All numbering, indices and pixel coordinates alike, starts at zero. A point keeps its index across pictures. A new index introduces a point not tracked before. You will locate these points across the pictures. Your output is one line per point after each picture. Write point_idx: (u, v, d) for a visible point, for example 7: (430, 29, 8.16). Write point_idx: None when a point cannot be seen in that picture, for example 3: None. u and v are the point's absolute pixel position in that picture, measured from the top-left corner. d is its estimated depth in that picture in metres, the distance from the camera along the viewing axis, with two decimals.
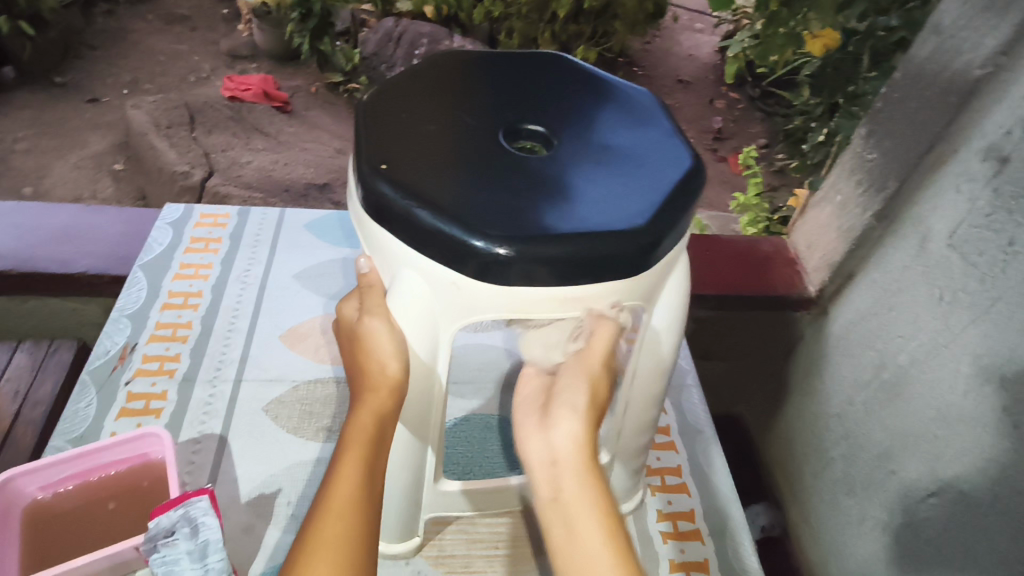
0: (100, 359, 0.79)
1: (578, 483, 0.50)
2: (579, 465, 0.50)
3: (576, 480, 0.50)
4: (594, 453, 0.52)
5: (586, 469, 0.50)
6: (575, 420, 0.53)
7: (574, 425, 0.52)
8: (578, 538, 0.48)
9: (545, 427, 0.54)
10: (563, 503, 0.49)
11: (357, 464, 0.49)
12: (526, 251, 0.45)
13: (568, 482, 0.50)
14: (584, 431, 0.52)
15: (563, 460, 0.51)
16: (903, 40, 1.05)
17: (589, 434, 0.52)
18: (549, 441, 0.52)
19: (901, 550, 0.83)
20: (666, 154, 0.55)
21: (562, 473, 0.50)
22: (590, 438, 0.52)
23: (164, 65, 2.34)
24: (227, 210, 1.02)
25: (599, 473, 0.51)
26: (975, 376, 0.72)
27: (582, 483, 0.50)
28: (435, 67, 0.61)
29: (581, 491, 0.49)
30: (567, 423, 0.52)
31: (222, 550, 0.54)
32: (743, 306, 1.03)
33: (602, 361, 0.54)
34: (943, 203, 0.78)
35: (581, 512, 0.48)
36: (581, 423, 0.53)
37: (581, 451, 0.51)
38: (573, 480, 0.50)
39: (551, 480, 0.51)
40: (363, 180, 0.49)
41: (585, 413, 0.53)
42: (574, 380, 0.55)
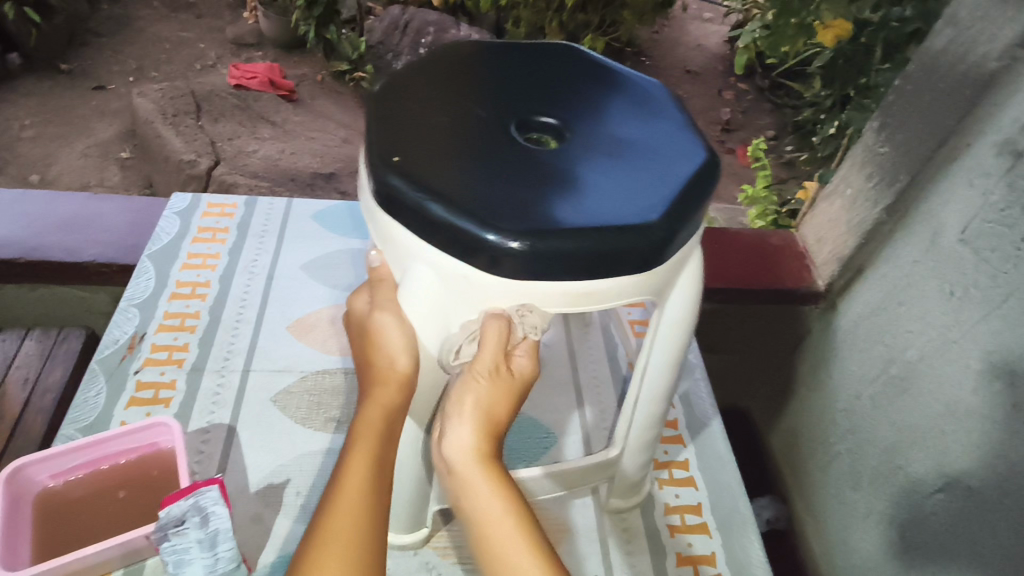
0: (110, 348, 0.79)
1: (478, 489, 0.49)
2: (476, 473, 0.50)
3: (478, 488, 0.49)
4: (487, 453, 0.51)
5: (483, 474, 0.50)
6: (468, 431, 0.52)
7: (467, 436, 0.52)
8: (489, 538, 0.47)
9: (440, 442, 0.53)
10: (469, 511, 0.49)
11: (366, 458, 0.49)
12: (539, 245, 0.44)
13: (473, 488, 0.49)
14: (477, 439, 0.52)
15: (461, 472, 0.50)
16: (918, 31, 1.03)
17: (481, 438, 0.52)
18: (445, 455, 0.52)
19: (907, 544, 0.82)
20: (679, 147, 0.55)
21: (463, 483, 0.50)
22: (485, 444, 0.52)
23: (170, 52, 2.33)
24: (234, 200, 1.02)
25: (498, 475, 0.50)
26: (985, 372, 0.72)
27: (486, 488, 0.49)
28: (446, 59, 0.60)
29: (483, 498, 0.49)
30: (459, 435, 0.52)
31: (232, 539, 0.56)
32: (751, 299, 1.03)
33: (490, 368, 0.51)
34: (954, 197, 0.77)
35: (490, 512, 0.48)
36: (475, 433, 0.52)
37: (474, 459, 0.51)
38: (473, 487, 0.50)
39: (456, 490, 0.50)
40: (374, 173, 0.48)
41: (477, 424, 0.52)
42: (461, 395, 0.53)
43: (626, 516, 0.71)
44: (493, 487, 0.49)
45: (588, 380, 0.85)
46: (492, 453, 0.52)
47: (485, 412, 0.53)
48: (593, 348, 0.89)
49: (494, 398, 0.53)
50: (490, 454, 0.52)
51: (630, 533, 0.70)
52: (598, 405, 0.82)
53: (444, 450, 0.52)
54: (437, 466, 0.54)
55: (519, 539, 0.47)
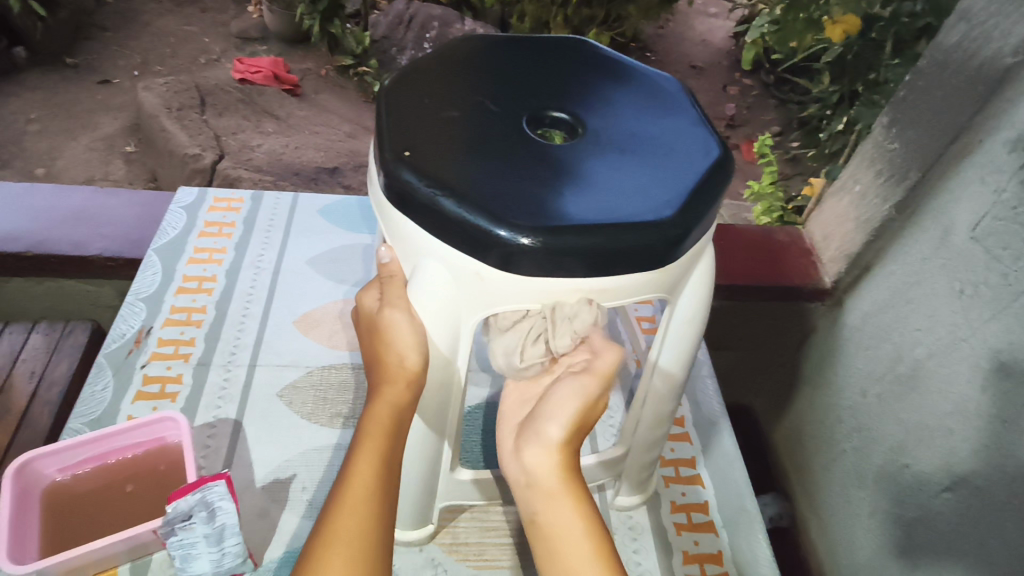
0: (116, 342, 0.79)
1: (559, 507, 0.51)
2: (558, 490, 0.52)
3: (559, 506, 0.51)
4: (569, 469, 0.53)
5: (564, 491, 0.52)
6: (553, 444, 0.53)
7: (550, 449, 0.53)
8: (564, 557, 0.49)
9: (521, 451, 0.54)
10: (546, 526, 0.51)
11: (375, 456, 0.49)
12: (552, 242, 0.44)
13: (554, 502, 0.51)
14: (559, 455, 0.53)
15: (542, 486, 0.52)
16: (929, 26, 1.03)
17: (562, 454, 0.53)
18: (526, 466, 0.53)
19: (913, 543, 0.82)
20: (692, 143, 0.54)
21: (543, 497, 0.52)
22: (567, 459, 0.53)
23: (175, 46, 2.33)
24: (240, 194, 1.01)
25: (579, 493, 0.52)
26: (995, 370, 0.71)
27: (567, 505, 0.51)
28: (457, 52, 0.60)
29: (564, 515, 0.51)
30: (544, 448, 0.53)
31: (239, 534, 0.56)
32: (757, 296, 1.02)
33: (608, 376, 0.55)
34: (965, 194, 0.77)
35: (568, 531, 0.50)
36: (559, 447, 0.53)
37: (558, 476, 0.52)
38: (555, 503, 0.51)
39: (535, 504, 0.52)
40: (385, 167, 0.48)
41: (565, 436, 0.54)
42: (560, 396, 0.54)
43: (631, 514, 0.71)
44: (574, 505, 0.51)
45: None
46: (573, 467, 0.54)
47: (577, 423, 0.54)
48: None
49: (588, 407, 0.55)
50: (571, 468, 0.53)
51: (636, 531, 0.70)
52: (605, 402, 0.82)
53: (527, 460, 0.53)
54: (512, 474, 0.55)
55: (596, 560, 0.49)
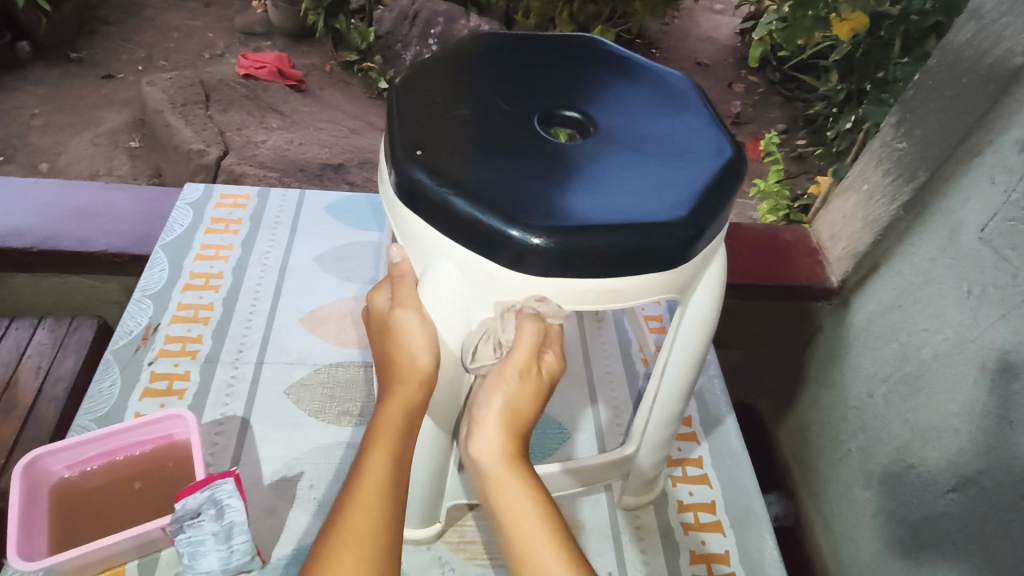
0: (124, 339, 0.79)
1: (506, 488, 0.50)
2: (504, 473, 0.51)
3: (505, 488, 0.50)
4: (516, 455, 0.52)
5: (509, 475, 0.51)
6: (495, 431, 0.53)
7: (494, 436, 0.53)
8: (517, 539, 0.48)
9: (466, 442, 0.54)
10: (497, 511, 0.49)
11: (385, 457, 0.49)
12: (564, 242, 0.44)
13: (501, 485, 0.50)
14: (503, 440, 0.52)
15: (489, 471, 0.51)
16: (938, 24, 1.01)
17: (506, 440, 0.52)
18: (472, 455, 0.53)
19: (918, 543, 0.82)
20: (703, 143, 0.54)
21: (491, 483, 0.51)
22: (512, 445, 0.52)
23: (179, 41, 2.32)
24: (247, 191, 1.01)
25: (525, 475, 0.51)
26: (1003, 372, 0.71)
27: (513, 487, 0.50)
28: (467, 50, 0.60)
29: (511, 496, 0.49)
30: (486, 435, 0.53)
31: (247, 532, 0.57)
32: (763, 295, 1.02)
33: (522, 369, 0.53)
34: (974, 194, 0.76)
35: (517, 510, 0.49)
36: (500, 435, 0.53)
37: (500, 460, 0.51)
38: (502, 485, 0.50)
39: (484, 490, 0.51)
40: (397, 166, 0.48)
41: (503, 424, 0.53)
42: (490, 393, 0.54)
43: (639, 514, 0.71)
44: (521, 486, 0.50)
45: (601, 376, 0.85)
46: (519, 454, 0.53)
47: (513, 412, 0.54)
48: (607, 344, 0.89)
49: (521, 398, 0.54)
50: (516, 453, 0.52)
51: (643, 530, 0.70)
52: (612, 402, 0.82)
53: (471, 452, 0.53)
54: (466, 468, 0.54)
55: (545, 536, 0.47)
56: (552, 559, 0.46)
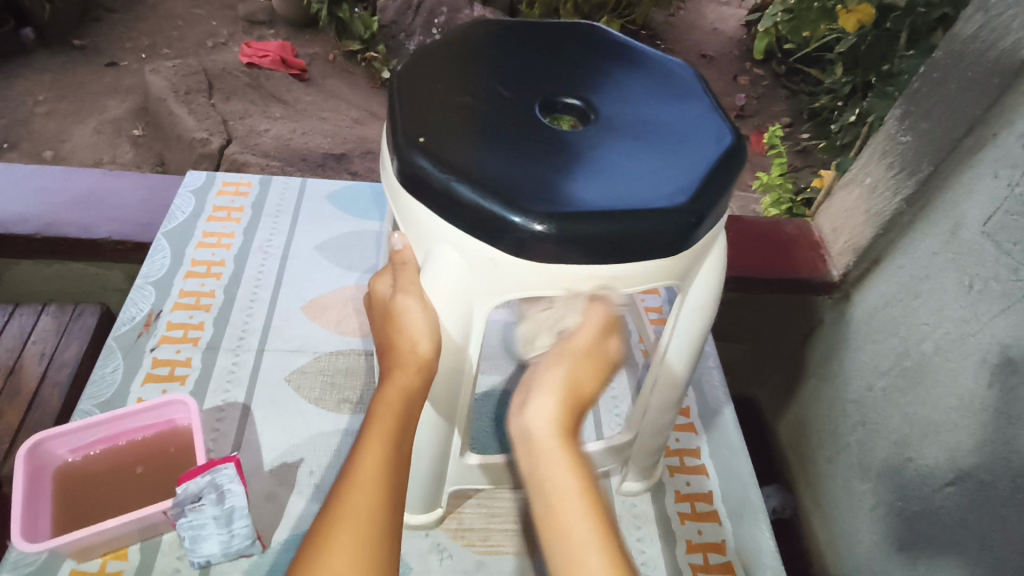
0: (126, 325, 0.80)
1: (557, 464, 0.49)
2: (555, 446, 0.51)
3: (555, 460, 0.50)
4: (568, 431, 0.52)
5: (562, 449, 0.51)
6: (551, 399, 0.53)
7: (550, 406, 0.53)
8: (559, 515, 0.47)
9: (522, 409, 0.54)
10: (543, 483, 0.49)
11: (385, 440, 0.50)
12: (565, 228, 0.44)
13: (552, 457, 0.50)
14: (559, 414, 0.52)
15: (543, 440, 0.51)
16: (945, 17, 1.01)
17: (563, 414, 0.53)
18: (524, 422, 0.53)
19: (914, 536, 0.83)
20: (705, 130, 0.54)
21: (540, 452, 0.51)
22: (565, 419, 0.53)
23: (182, 29, 2.32)
24: (249, 178, 1.02)
25: (575, 453, 0.51)
26: (1001, 366, 0.71)
27: (562, 461, 0.50)
28: (471, 37, 0.60)
29: (560, 471, 0.49)
30: (543, 403, 0.53)
31: (247, 517, 0.57)
32: (765, 288, 1.02)
33: (589, 346, 0.55)
34: (977, 189, 0.76)
35: (562, 488, 0.48)
36: (558, 406, 0.53)
37: (554, 432, 0.51)
38: (551, 459, 0.50)
39: (530, 460, 0.51)
40: (399, 153, 0.48)
41: (560, 397, 0.53)
42: (551, 367, 0.55)
43: (636, 502, 0.72)
44: (571, 465, 0.50)
45: None
46: (571, 430, 0.53)
47: (573, 386, 0.54)
48: None
49: (582, 374, 0.55)
50: (569, 428, 0.53)
51: (640, 519, 0.70)
52: (612, 392, 0.82)
53: (523, 419, 0.53)
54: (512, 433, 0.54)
55: (588, 518, 0.47)
56: (592, 542, 0.46)
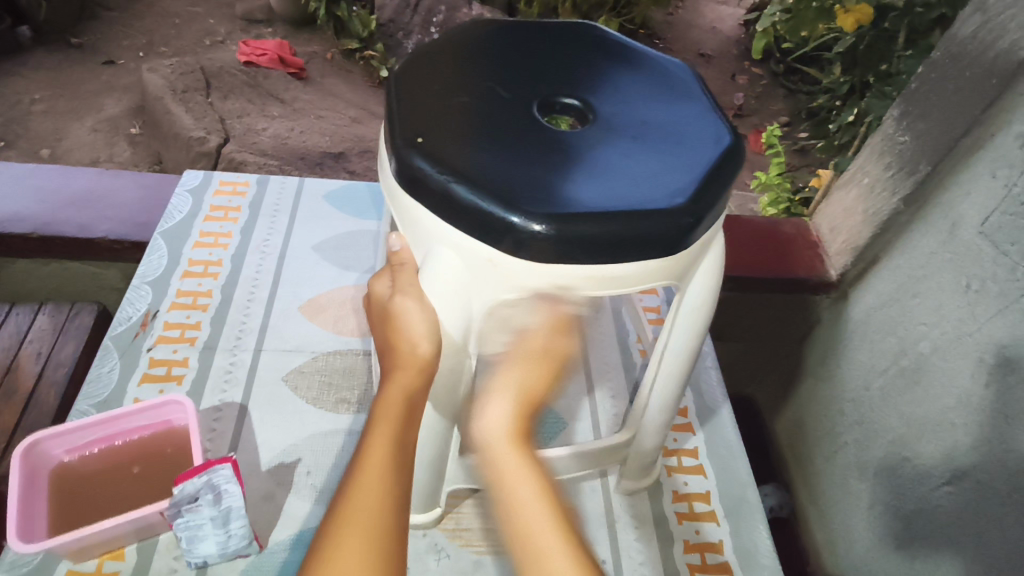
0: (123, 325, 0.79)
1: (511, 470, 0.52)
2: (510, 452, 0.53)
3: (513, 464, 0.52)
4: (522, 433, 0.54)
5: (517, 455, 0.53)
6: (505, 405, 0.55)
7: (504, 412, 0.55)
8: (522, 517, 0.49)
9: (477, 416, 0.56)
10: (505, 489, 0.51)
11: (387, 440, 0.49)
12: (563, 228, 0.44)
13: (508, 462, 0.52)
14: (513, 419, 0.55)
15: (496, 446, 0.53)
16: (943, 16, 1.01)
17: (517, 418, 0.55)
18: (478, 430, 0.55)
19: (911, 535, 0.83)
20: (704, 131, 0.54)
21: (497, 459, 0.53)
22: (520, 423, 0.55)
23: (180, 27, 2.31)
24: (246, 178, 1.01)
25: (530, 457, 0.53)
26: (998, 366, 0.71)
27: (519, 466, 0.52)
28: (467, 37, 0.59)
29: (516, 476, 0.51)
30: (497, 409, 0.55)
31: (244, 517, 0.57)
32: (763, 288, 1.01)
33: (540, 347, 0.57)
34: (975, 189, 0.76)
35: (520, 493, 0.50)
36: (512, 410, 0.55)
37: (510, 438, 0.53)
38: (506, 466, 0.52)
39: (489, 467, 0.53)
40: (397, 153, 0.48)
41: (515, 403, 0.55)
42: (505, 371, 0.57)
43: (634, 502, 0.72)
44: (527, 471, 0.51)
45: (598, 366, 0.85)
46: (525, 433, 0.55)
47: (524, 391, 0.56)
48: (604, 334, 0.89)
49: (532, 378, 0.57)
50: (523, 431, 0.54)
51: (638, 519, 0.70)
52: (610, 392, 0.82)
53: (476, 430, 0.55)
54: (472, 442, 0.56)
55: (547, 517, 0.49)
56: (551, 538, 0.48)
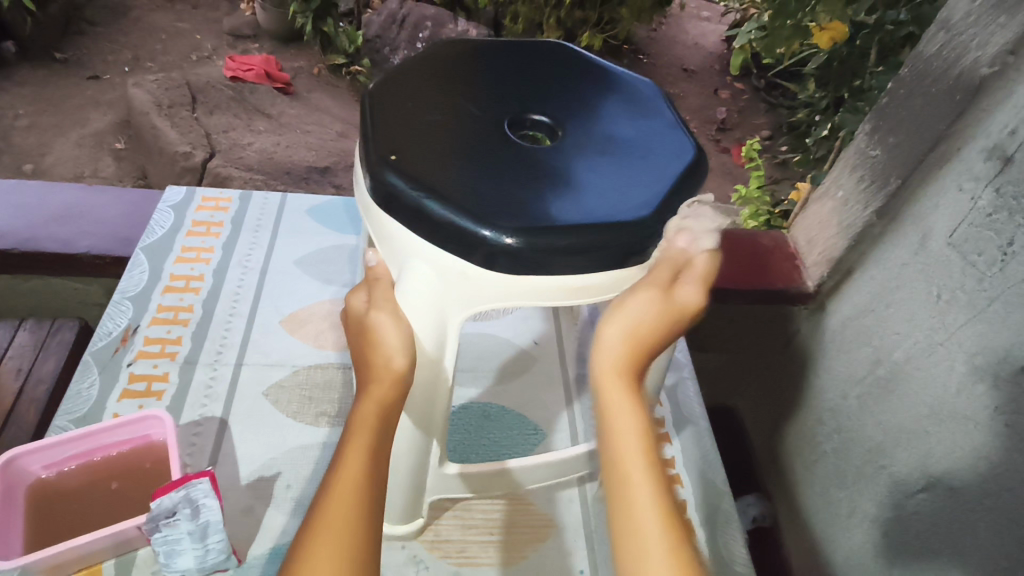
0: (103, 340, 0.79)
1: (623, 426, 0.44)
2: (619, 390, 0.46)
3: (623, 405, 0.45)
4: (637, 363, 0.48)
5: (625, 394, 0.46)
6: (619, 336, 0.49)
7: (614, 347, 0.48)
8: (627, 486, 0.42)
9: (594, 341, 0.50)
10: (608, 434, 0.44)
11: (362, 449, 0.49)
12: (533, 242, 0.46)
13: (618, 413, 0.45)
14: (623, 354, 0.48)
15: (601, 377, 0.47)
16: (912, 35, 1.05)
17: (629, 348, 0.49)
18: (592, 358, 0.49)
19: (889, 542, 0.85)
20: (668, 146, 0.56)
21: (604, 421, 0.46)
22: (633, 360, 0.48)
23: (167, 43, 2.32)
24: (229, 194, 1.02)
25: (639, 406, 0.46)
26: (968, 374, 0.73)
27: (630, 428, 0.44)
28: (441, 57, 0.61)
29: (626, 417, 0.45)
30: (611, 334, 0.49)
31: (222, 531, 0.57)
32: (743, 299, 1.03)
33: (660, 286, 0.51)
34: (943, 202, 0.78)
35: (625, 452, 0.43)
36: (624, 341, 0.49)
37: (618, 368, 0.47)
38: (616, 398, 0.46)
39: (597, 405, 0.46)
40: (372, 171, 0.49)
41: (629, 338, 0.49)
42: (621, 300, 0.50)
43: None
44: (640, 419, 0.45)
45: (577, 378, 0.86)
46: (640, 366, 0.49)
47: (640, 330, 0.49)
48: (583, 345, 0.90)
49: (650, 312, 0.49)
50: (634, 375, 0.48)
51: None
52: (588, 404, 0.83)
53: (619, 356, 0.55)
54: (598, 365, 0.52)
55: (650, 464, 0.43)
56: (649, 490, 0.41)
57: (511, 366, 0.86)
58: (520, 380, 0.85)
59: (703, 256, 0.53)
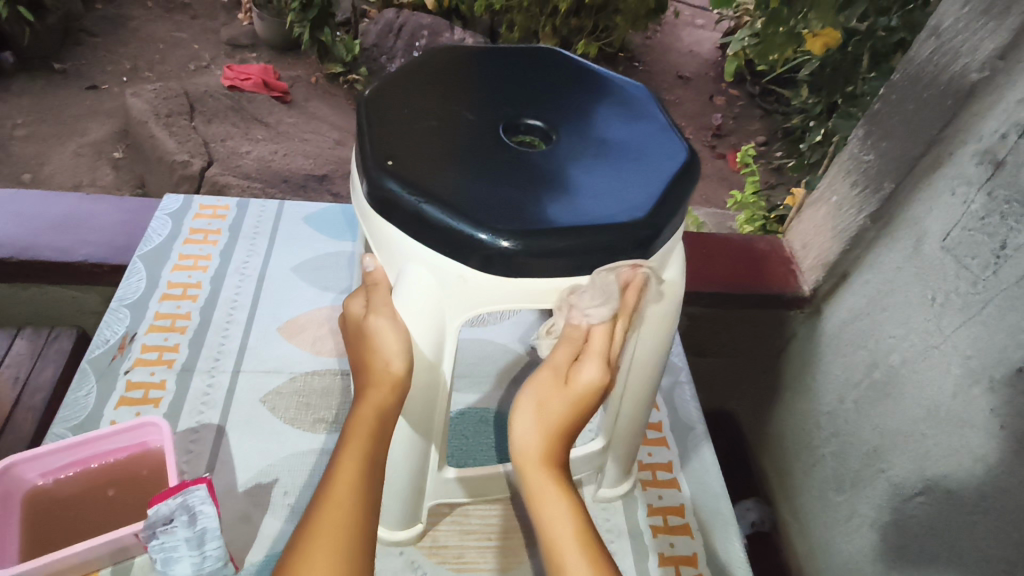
0: (100, 348, 0.80)
1: (540, 489, 0.54)
2: (543, 486, 0.54)
3: (552, 503, 0.53)
4: (553, 453, 0.56)
5: (548, 483, 0.54)
6: (533, 434, 0.57)
7: (530, 440, 0.57)
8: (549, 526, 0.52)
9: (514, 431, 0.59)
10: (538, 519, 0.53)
11: (358, 455, 0.50)
12: (530, 244, 0.46)
13: (536, 483, 0.54)
14: (541, 441, 0.56)
15: (523, 474, 0.56)
16: (903, 41, 1.07)
17: (546, 441, 0.56)
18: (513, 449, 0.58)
19: (887, 546, 0.84)
20: (660, 148, 0.56)
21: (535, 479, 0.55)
22: (551, 448, 0.56)
23: (165, 53, 2.33)
24: (226, 202, 1.02)
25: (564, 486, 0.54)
26: (964, 376, 0.73)
27: (553, 497, 0.53)
28: (434, 63, 0.61)
29: (551, 508, 0.53)
30: (521, 435, 0.57)
31: (219, 538, 0.57)
32: (739, 303, 1.03)
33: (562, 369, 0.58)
34: (938, 205, 0.79)
35: (557, 533, 0.51)
36: (543, 434, 0.57)
37: (537, 461, 0.55)
38: (541, 492, 0.54)
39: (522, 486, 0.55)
40: (369, 176, 0.49)
41: (539, 436, 0.57)
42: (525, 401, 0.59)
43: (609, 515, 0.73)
44: (562, 495, 0.53)
45: None
46: (556, 448, 0.57)
47: (545, 412, 0.57)
48: None
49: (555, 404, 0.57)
50: (554, 459, 0.56)
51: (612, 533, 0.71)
52: None
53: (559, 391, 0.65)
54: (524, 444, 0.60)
55: (571, 515, 0.52)
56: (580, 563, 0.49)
57: (508, 372, 0.86)
58: (517, 386, 0.85)
59: (599, 326, 0.56)
